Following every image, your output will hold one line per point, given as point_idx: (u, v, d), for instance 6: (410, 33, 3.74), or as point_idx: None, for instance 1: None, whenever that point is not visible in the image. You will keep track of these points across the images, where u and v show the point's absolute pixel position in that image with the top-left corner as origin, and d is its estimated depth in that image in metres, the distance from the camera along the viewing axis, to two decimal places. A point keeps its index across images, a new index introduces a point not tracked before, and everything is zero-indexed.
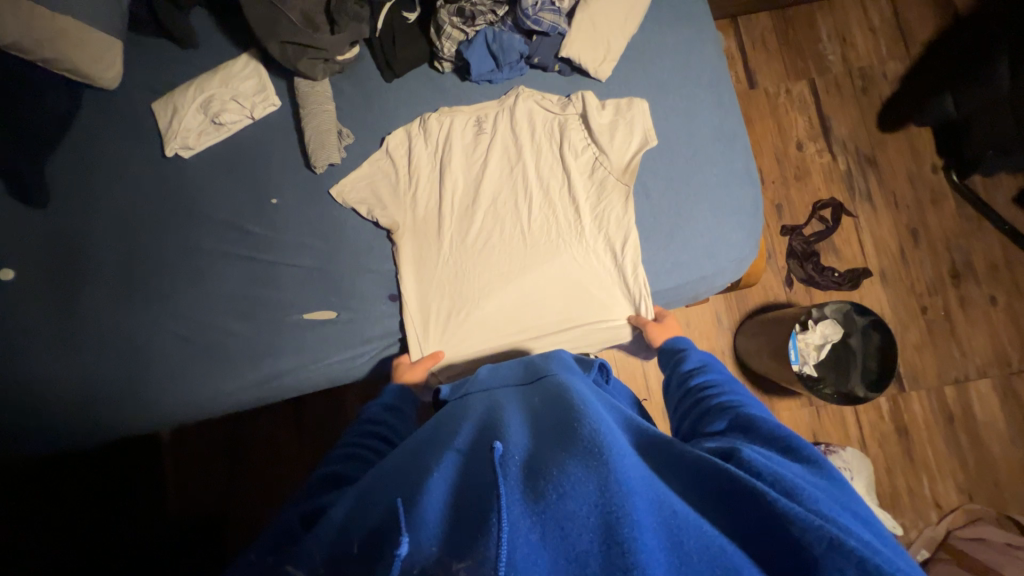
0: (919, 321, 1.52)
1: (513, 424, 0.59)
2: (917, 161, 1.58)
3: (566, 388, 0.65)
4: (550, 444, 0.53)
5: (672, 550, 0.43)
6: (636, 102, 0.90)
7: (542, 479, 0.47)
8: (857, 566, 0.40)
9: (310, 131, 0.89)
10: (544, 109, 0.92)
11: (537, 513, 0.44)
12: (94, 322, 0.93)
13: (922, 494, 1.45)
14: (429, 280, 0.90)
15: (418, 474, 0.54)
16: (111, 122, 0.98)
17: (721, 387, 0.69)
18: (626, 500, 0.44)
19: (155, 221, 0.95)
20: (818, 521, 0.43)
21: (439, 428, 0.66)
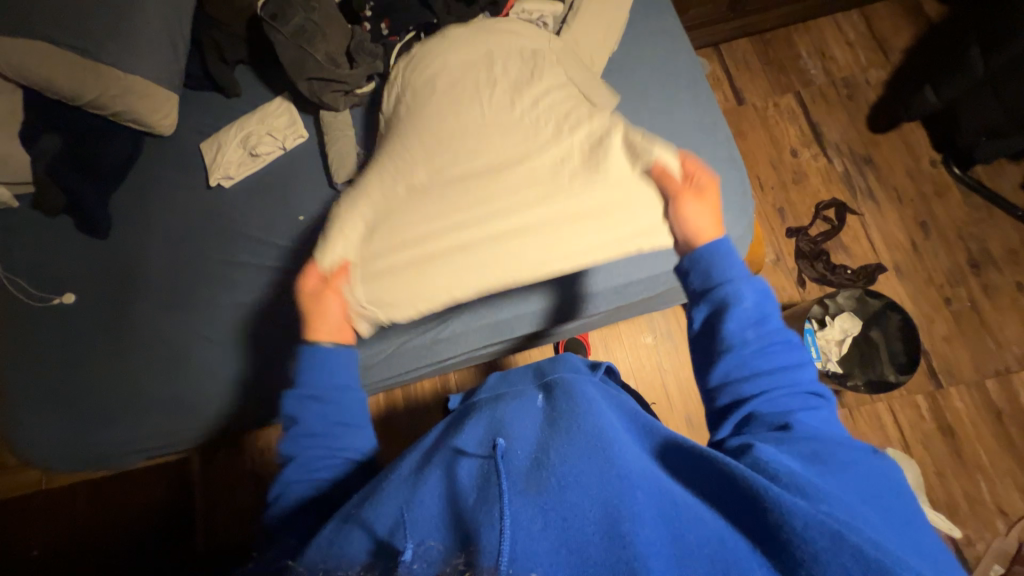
0: (944, 312, 1.48)
1: (517, 419, 0.60)
2: (914, 156, 1.61)
3: (573, 384, 0.65)
4: (553, 440, 0.54)
5: (672, 543, 0.44)
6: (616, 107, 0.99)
7: (545, 471, 0.49)
8: (858, 561, 0.41)
9: (333, 153, 1.02)
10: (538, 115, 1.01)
11: (538, 504, 0.46)
12: (140, 332, 1.02)
13: (982, 499, 1.34)
14: (396, 233, 0.89)
15: (424, 476, 0.55)
16: (166, 164, 1.14)
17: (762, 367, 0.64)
18: (627, 496, 0.46)
19: (200, 241, 1.07)
20: (817, 517, 0.44)
21: (446, 429, 0.66)
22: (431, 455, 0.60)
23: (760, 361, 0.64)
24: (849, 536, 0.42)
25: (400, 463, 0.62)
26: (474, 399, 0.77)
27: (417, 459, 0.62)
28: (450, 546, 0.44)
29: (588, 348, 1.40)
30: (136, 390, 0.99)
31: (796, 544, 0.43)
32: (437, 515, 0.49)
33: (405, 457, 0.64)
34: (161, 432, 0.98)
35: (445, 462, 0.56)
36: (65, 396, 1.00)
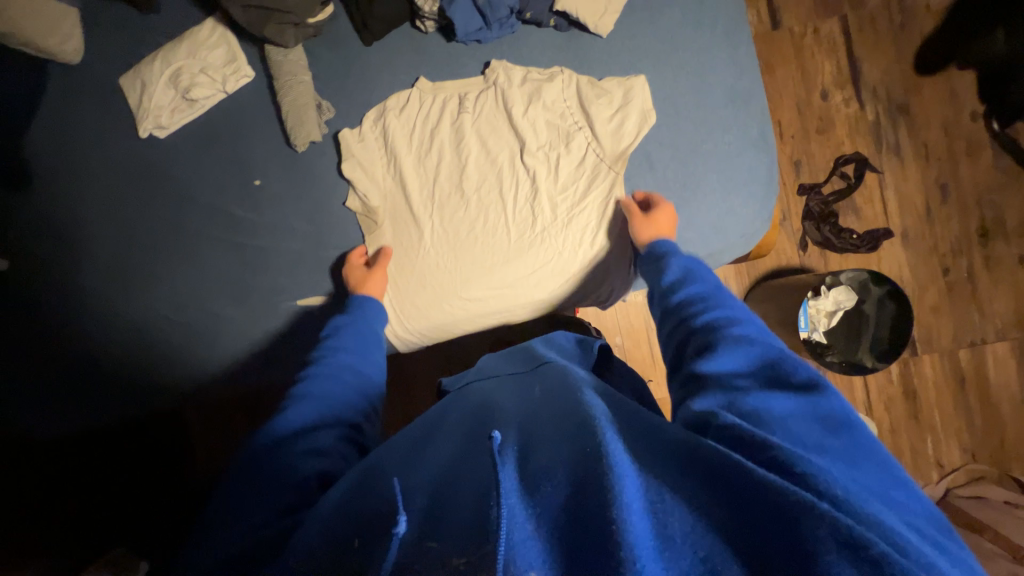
0: (939, 282, 1.45)
1: (509, 412, 0.55)
2: (955, 107, 1.44)
3: (566, 373, 0.61)
4: (544, 431, 0.49)
5: (658, 534, 0.37)
6: (633, 72, 0.81)
7: (535, 466, 0.44)
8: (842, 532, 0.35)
9: (286, 106, 0.83)
10: (535, 81, 0.82)
11: (529, 499, 0.41)
12: (91, 310, 0.92)
13: (925, 454, 1.46)
14: (406, 271, 0.86)
15: (414, 469, 0.51)
16: (80, 100, 0.93)
17: (705, 301, 0.65)
18: (618, 474, 0.40)
19: (140, 204, 0.92)
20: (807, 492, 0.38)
21: (434, 416, 0.63)
22: (422, 441, 0.57)
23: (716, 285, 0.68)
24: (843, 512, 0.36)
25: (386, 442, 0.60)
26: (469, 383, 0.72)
27: (399, 442, 0.58)
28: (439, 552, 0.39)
29: None
30: (92, 371, 0.91)
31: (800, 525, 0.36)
32: (423, 497, 0.46)
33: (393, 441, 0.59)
34: (127, 414, 0.93)
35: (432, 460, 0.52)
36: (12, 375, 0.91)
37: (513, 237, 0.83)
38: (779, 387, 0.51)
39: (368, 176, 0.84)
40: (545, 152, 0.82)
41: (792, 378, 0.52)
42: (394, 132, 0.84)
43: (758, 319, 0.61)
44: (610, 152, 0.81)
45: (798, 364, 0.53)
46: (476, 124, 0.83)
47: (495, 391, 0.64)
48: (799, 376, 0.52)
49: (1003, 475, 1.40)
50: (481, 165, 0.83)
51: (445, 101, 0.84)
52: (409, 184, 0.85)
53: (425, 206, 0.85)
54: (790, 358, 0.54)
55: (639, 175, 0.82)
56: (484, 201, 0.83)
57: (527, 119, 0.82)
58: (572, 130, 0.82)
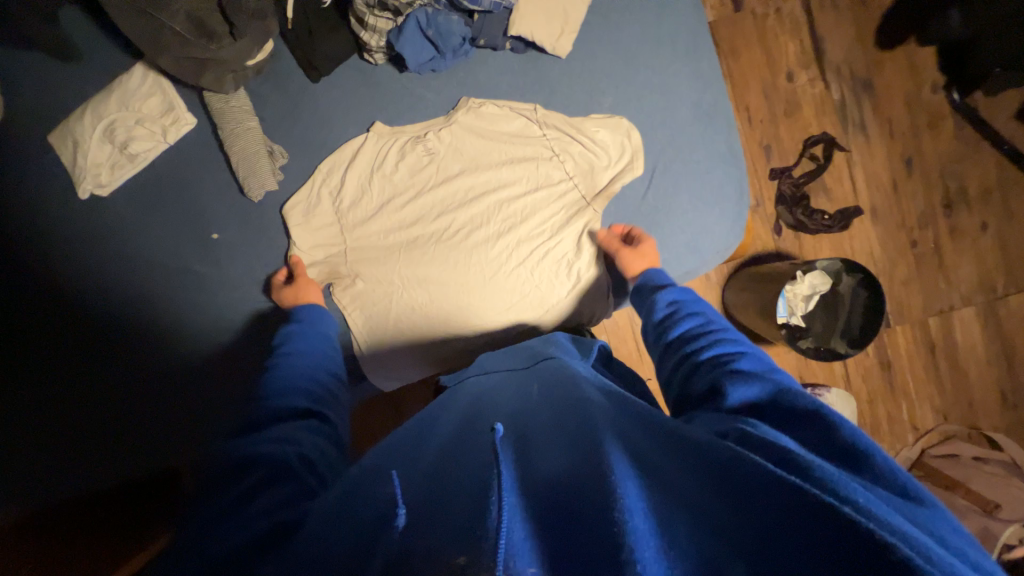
0: (908, 255, 1.49)
1: (505, 412, 0.56)
2: (917, 81, 1.44)
3: (566, 373, 0.62)
4: (549, 437, 0.50)
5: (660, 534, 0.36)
6: (603, 105, 0.78)
7: (535, 472, 0.43)
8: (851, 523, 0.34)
9: (235, 156, 0.78)
10: (508, 118, 0.79)
11: (527, 500, 0.40)
12: (38, 392, 0.83)
13: (901, 419, 1.53)
14: (375, 309, 0.82)
15: (404, 463, 0.50)
16: (7, 160, 0.85)
17: (711, 338, 0.64)
18: (618, 480, 0.39)
19: (85, 268, 0.85)
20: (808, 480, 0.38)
21: (422, 417, 0.62)
22: (414, 439, 0.56)
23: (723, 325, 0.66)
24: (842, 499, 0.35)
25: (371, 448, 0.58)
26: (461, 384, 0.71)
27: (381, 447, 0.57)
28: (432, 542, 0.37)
29: None
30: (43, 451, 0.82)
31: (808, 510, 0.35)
32: (426, 493, 0.44)
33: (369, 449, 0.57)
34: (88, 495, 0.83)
35: (422, 456, 0.51)
36: None
37: (488, 275, 0.82)
38: (788, 419, 0.49)
39: (324, 230, 0.82)
40: (522, 188, 0.80)
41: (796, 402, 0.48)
42: (347, 182, 0.81)
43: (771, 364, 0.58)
44: (590, 188, 0.79)
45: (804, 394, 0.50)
46: (444, 163, 0.81)
47: (485, 393, 0.64)
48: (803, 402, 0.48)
49: (972, 432, 1.48)
50: (450, 196, 0.81)
51: (404, 142, 0.80)
52: (371, 234, 0.83)
53: (393, 246, 0.83)
54: (796, 390, 0.51)
55: (618, 206, 0.80)
56: (457, 241, 0.82)
57: (500, 158, 0.80)
58: (547, 163, 0.79)
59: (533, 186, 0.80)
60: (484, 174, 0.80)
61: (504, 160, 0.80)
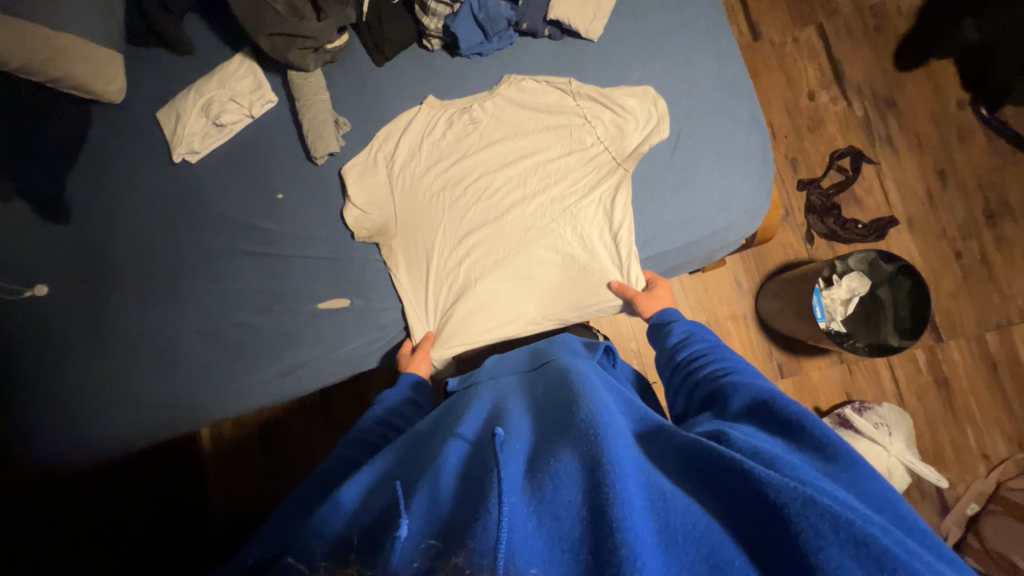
0: (953, 266, 1.45)
1: (515, 412, 0.61)
2: (940, 98, 1.49)
3: (568, 371, 0.66)
4: (551, 435, 0.54)
5: (657, 532, 0.42)
6: (631, 79, 0.87)
7: (540, 470, 0.48)
8: (829, 521, 0.38)
9: (308, 123, 0.90)
10: (545, 90, 0.88)
11: (535, 503, 0.45)
12: (128, 326, 0.97)
13: (968, 446, 1.39)
14: (420, 267, 0.91)
15: (426, 461, 0.56)
16: (123, 134, 1.02)
17: (709, 356, 0.68)
18: (614, 477, 0.43)
19: (172, 224, 0.99)
20: (791, 481, 0.41)
21: (444, 414, 0.68)
22: (432, 437, 0.62)
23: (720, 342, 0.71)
24: (820, 498, 0.39)
25: (391, 448, 0.64)
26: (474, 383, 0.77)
27: (403, 448, 0.64)
28: (449, 543, 0.42)
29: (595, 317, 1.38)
30: (126, 383, 0.95)
31: (785, 525, 0.40)
32: (442, 495, 0.49)
33: (389, 447, 0.65)
34: (162, 426, 0.95)
35: (442, 448, 0.56)
36: (56, 373, 0.96)
37: (524, 234, 0.87)
38: (772, 427, 0.52)
39: (375, 189, 0.91)
40: (555, 152, 0.88)
41: (782, 412, 0.51)
42: (400, 148, 0.91)
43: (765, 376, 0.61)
44: (620, 152, 0.85)
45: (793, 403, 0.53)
46: (483, 137, 0.90)
47: (504, 390, 0.70)
48: (788, 411, 0.51)
49: None
50: (489, 161, 0.90)
51: (452, 114, 0.91)
52: (419, 192, 0.91)
53: (437, 209, 0.90)
54: (781, 396, 0.54)
55: (647, 168, 0.85)
56: (493, 200, 0.89)
57: (536, 126, 0.89)
58: (580, 129, 0.87)
59: (566, 149, 0.88)
60: (522, 140, 0.89)
61: (540, 127, 0.89)
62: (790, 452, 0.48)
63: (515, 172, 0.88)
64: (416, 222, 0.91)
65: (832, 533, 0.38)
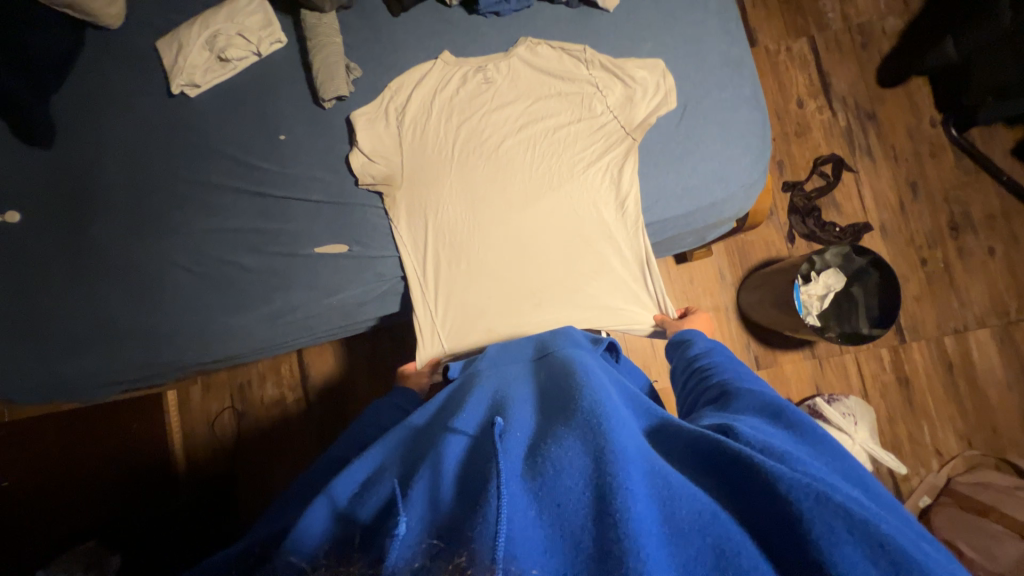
0: (919, 272, 1.54)
1: (518, 402, 0.62)
2: (916, 115, 1.60)
3: (571, 362, 0.68)
4: (552, 423, 0.56)
5: (665, 522, 0.44)
6: (643, 52, 0.90)
7: (541, 457, 0.50)
8: (843, 519, 0.41)
9: (318, 64, 0.89)
10: (558, 56, 0.90)
11: (535, 491, 0.47)
12: (106, 259, 0.92)
13: (923, 441, 1.48)
14: (423, 224, 0.90)
15: (429, 450, 0.58)
16: (118, 62, 0.98)
17: (721, 366, 0.71)
18: (618, 467, 0.45)
19: (163, 157, 0.95)
20: (804, 479, 0.44)
21: (445, 403, 0.70)
22: (431, 429, 0.63)
23: (733, 357, 0.74)
24: (831, 497, 0.42)
25: (387, 440, 0.65)
26: (475, 368, 0.78)
27: (403, 439, 0.65)
28: (451, 533, 0.44)
29: None
30: (103, 317, 0.90)
31: (792, 522, 0.42)
32: (443, 484, 0.51)
33: (380, 441, 0.66)
34: (141, 364, 0.90)
35: (442, 439, 0.58)
36: (22, 305, 0.91)
37: (530, 197, 0.88)
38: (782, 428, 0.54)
39: (381, 138, 0.90)
40: (566, 119, 0.90)
41: (789, 418, 0.55)
42: (411, 100, 0.91)
43: (770, 387, 0.65)
44: (629, 121, 0.87)
45: (800, 415, 0.56)
46: (495, 99, 0.91)
47: (507, 380, 0.71)
48: (796, 419, 0.54)
49: (999, 460, 1.42)
50: (501, 122, 0.90)
51: (466, 72, 0.91)
52: (428, 144, 0.91)
53: (445, 166, 0.90)
54: (791, 408, 0.57)
55: (654, 138, 0.87)
56: (502, 159, 0.89)
57: (549, 91, 0.90)
58: (591, 97, 0.89)
59: (576, 115, 0.89)
60: (534, 103, 0.90)
61: (552, 94, 0.90)
62: (795, 450, 0.50)
63: (524, 136, 0.89)
64: (421, 177, 0.90)
65: (846, 530, 0.41)
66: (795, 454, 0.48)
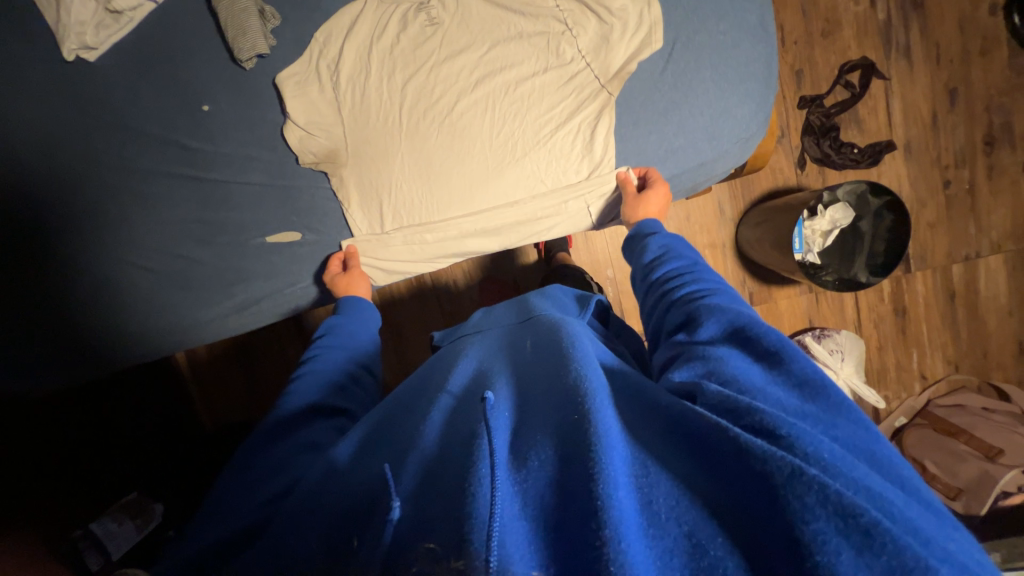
0: (939, 196, 1.41)
1: (504, 373, 0.59)
2: (973, 1, 1.34)
3: (558, 327, 0.65)
4: (537, 401, 0.52)
5: (642, 511, 0.39)
6: None
7: (526, 443, 0.46)
8: (818, 496, 0.37)
9: (225, 13, 0.76)
10: None
11: (520, 478, 0.42)
12: (21, 255, 0.78)
13: (910, 368, 1.49)
14: (385, 193, 0.88)
15: (412, 425, 0.54)
16: None
17: (686, 278, 0.68)
18: (605, 453, 0.41)
19: (62, 133, 0.80)
20: (779, 452, 0.39)
21: (430, 372, 0.68)
22: (415, 401, 0.61)
23: (703, 266, 0.70)
24: (808, 470, 0.38)
25: (367, 416, 0.63)
26: (465, 337, 0.77)
27: (382, 411, 0.62)
28: (423, 527, 0.40)
29: (568, 244, 1.35)
30: (29, 316, 0.79)
31: (773, 502, 0.38)
32: (417, 469, 0.47)
33: (363, 417, 0.63)
34: (98, 362, 0.84)
35: (426, 410, 0.56)
36: None
37: (499, 161, 0.87)
38: (754, 358, 0.52)
39: (316, 105, 0.83)
40: (532, 67, 0.85)
41: (760, 343, 0.52)
42: (345, 54, 0.82)
43: (739, 300, 0.63)
44: (605, 71, 0.84)
45: (769, 330, 0.54)
46: (445, 41, 0.84)
47: (487, 349, 0.68)
48: (768, 342, 0.52)
49: (983, 384, 1.45)
50: (456, 71, 0.84)
51: (407, 10, 0.83)
52: (373, 107, 0.84)
53: (397, 125, 0.85)
54: (763, 326, 0.54)
55: (632, 95, 0.85)
56: (459, 120, 0.86)
57: (509, 35, 0.84)
58: (560, 37, 0.84)
59: (544, 63, 0.84)
60: (491, 49, 0.84)
61: (513, 35, 0.84)
62: (772, 389, 0.48)
63: (485, 87, 0.85)
64: (370, 143, 0.86)
65: (818, 505, 0.36)
66: (777, 414, 0.44)
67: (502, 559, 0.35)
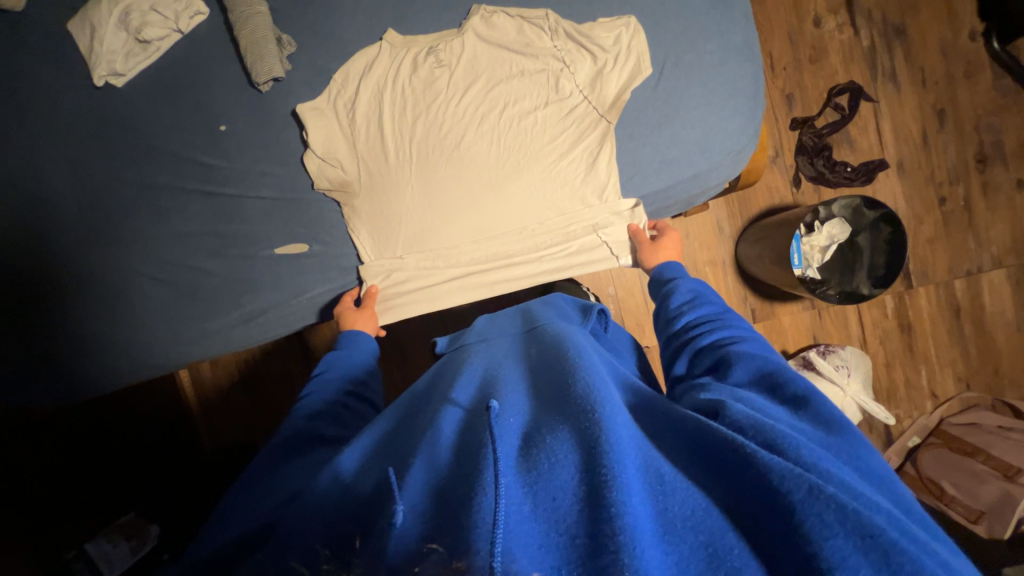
0: (936, 212, 1.43)
1: (511, 382, 0.59)
2: (954, 28, 1.41)
3: (562, 337, 0.65)
4: (546, 409, 0.52)
5: (657, 517, 0.39)
6: (624, 16, 0.87)
7: (535, 446, 0.46)
8: (835, 512, 0.37)
9: (245, 41, 0.81)
10: (528, 33, 0.88)
11: (529, 482, 0.42)
12: (45, 269, 0.82)
13: (920, 385, 1.47)
14: (394, 214, 0.91)
15: (420, 433, 0.55)
16: (15, 38, 0.84)
17: (714, 322, 0.69)
18: (616, 461, 0.41)
19: (87, 153, 0.85)
20: (796, 469, 0.40)
21: (437, 381, 0.69)
22: (423, 409, 0.62)
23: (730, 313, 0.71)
24: (826, 488, 0.39)
25: (372, 426, 0.62)
26: (471, 345, 0.78)
27: (391, 422, 0.63)
28: (434, 532, 0.40)
29: None
30: (47, 328, 0.82)
31: (786, 513, 0.38)
32: (424, 474, 0.47)
33: (373, 423, 0.64)
34: (106, 374, 0.85)
35: (434, 417, 0.56)
36: None
37: (503, 188, 0.92)
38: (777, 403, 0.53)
39: (332, 131, 0.87)
40: (534, 103, 0.90)
41: (787, 390, 0.53)
42: (361, 91, 0.88)
43: (766, 347, 0.63)
44: (602, 102, 0.89)
45: (797, 377, 0.55)
46: (454, 79, 0.89)
47: (491, 356, 0.70)
48: (793, 390, 0.52)
49: (996, 401, 1.41)
50: (464, 110, 0.90)
51: (417, 54, 0.88)
52: (389, 138, 0.90)
53: (407, 152, 0.90)
54: (793, 376, 0.55)
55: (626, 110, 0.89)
56: (466, 153, 0.90)
57: (512, 73, 0.90)
58: (559, 74, 0.89)
59: (546, 98, 0.90)
60: (495, 88, 0.90)
61: (517, 73, 0.90)
62: (795, 425, 0.48)
63: (490, 122, 0.90)
64: (380, 169, 0.90)
65: (837, 522, 0.37)
66: (797, 437, 0.44)
67: (506, 563, 0.34)
